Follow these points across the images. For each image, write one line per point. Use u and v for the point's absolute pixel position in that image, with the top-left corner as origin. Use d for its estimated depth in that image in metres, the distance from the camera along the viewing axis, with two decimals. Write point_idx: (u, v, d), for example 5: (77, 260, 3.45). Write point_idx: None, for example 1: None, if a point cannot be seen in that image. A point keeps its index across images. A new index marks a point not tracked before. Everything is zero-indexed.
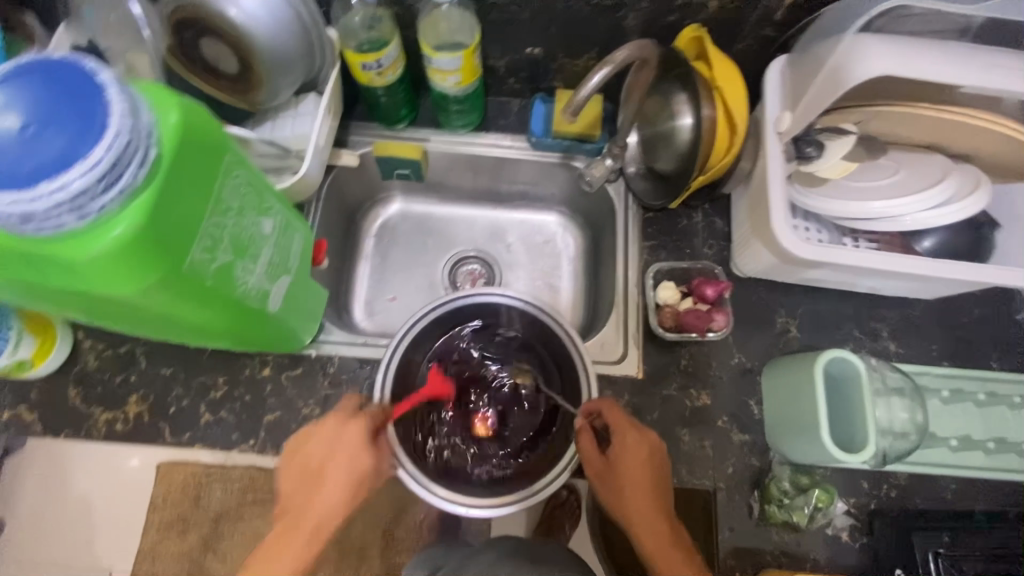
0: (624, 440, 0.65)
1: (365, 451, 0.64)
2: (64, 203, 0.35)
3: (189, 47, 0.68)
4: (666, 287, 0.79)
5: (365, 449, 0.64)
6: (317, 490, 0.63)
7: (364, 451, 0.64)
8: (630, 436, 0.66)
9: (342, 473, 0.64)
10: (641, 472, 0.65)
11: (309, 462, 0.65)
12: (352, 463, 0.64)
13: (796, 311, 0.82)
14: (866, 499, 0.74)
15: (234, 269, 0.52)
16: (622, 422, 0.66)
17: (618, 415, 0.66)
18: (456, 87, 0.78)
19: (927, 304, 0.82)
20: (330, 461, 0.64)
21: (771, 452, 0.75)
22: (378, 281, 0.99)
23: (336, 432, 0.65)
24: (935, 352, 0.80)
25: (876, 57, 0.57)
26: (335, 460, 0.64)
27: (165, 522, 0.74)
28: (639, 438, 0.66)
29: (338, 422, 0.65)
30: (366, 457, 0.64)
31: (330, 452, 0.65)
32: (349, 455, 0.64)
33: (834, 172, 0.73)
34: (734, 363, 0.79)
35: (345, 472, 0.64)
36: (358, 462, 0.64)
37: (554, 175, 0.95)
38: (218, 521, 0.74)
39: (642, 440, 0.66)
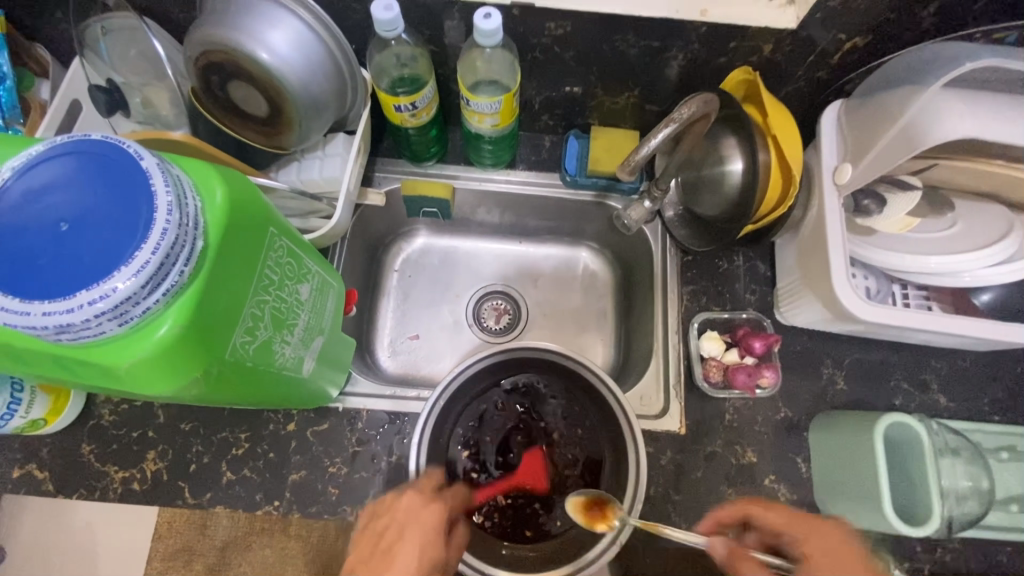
0: (818, 543, 0.56)
1: (440, 539, 0.55)
2: (105, 313, 0.31)
3: (214, 89, 0.64)
4: (709, 337, 0.76)
5: (440, 536, 0.56)
6: None
7: (438, 538, 0.55)
8: (823, 533, 0.57)
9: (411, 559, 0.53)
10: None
11: (380, 537, 0.56)
12: (423, 553, 0.54)
13: (842, 361, 0.79)
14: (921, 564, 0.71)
15: (272, 344, 0.48)
16: (795, 519, 0.59)
17: (780, 513, 0.59)
18: (492, 128, 0.75)
19: (975, 356, 0.79)
20: (405, 536, 0.55)
21: (822, 513, 0.72)
22: (400, 318, 0.95)
23: (421, 507, 0.57)
24: (985, 407, 0.78)
25: (955, 119, 0.53)
26: (408, 535, 0.55)
27: (169, 552, 0.87)
28: (829, 530, 0.57)
29: (420, 496, 0.58)
30: (440, 548, 0.55)
31: (401, 532, 0.55)
32: (421, 542, 0.54)
33: (895, 226, 0.69)
34: (780, 418, 0.76)
35: (419, 561, 0.53)
36: (432, 551, 0.54)
37: (586, 212, 0.92)
38: None
39: (838, 531, 0.57)
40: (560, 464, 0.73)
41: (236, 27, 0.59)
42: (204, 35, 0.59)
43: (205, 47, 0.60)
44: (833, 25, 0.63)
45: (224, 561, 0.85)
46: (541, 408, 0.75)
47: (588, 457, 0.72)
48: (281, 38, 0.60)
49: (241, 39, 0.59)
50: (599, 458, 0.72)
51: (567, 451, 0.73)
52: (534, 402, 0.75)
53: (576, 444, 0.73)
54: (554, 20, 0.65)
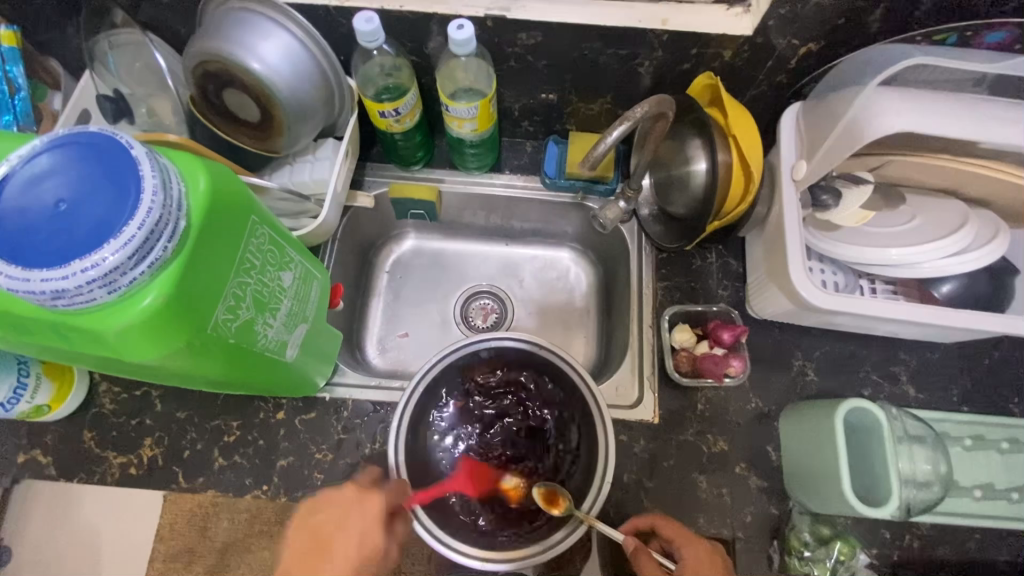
0: (693, 554, 0.61)
1: (379, 526, 0.62)
2: (96, 280, 0.35)
3: (211, 97, 0.69)
4: (680, 329, 0.79)
5: (381, 527, 0.62)
6: (321, 565, 0.59)
7: (378, 529, 0.61)
8: (697, 547, 0.62)
9: (352, 551, 0.60)
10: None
11: (321, 530, 0.61)
12: (363, 537, 0.61)
13: (812, 353, 0.81)
14: (890, 549, 0.72)
15: (255, 324, 0.52)
16: (682, 534, 0.63)
17: (671, 525, 0.64)
18: (472, 133, 0.79)
19: (944, 348, 0.81)
20: (341, 527, 0.61)
21: (791, 500, 0.74)
22: (390, 317, 0.99)
23: (347, 503, 0.63)
24: (954, 397, 0.79)
25: (892, 115, 0.58)
26: (345, 530, 0.61)
27: (171, 553, 0.71)
28: (707, 549, 0.62)
29: (355, 492, 0.63)
30: (378, 536, 0.61)
31: (341, 523, 0.62)
32: (361, 531, 0.61)
33: (851, 220, 0.72)
34: (751, 408, 0.78)
35: (360, 544, 0.60)
36: (370, 538, 0.61)
37: (567, 214, 0.96)
38: None
39: (710, 550, 0.62)
40: (537, 455, 0.76)
41: (230, 40, 0.64)
42: (201, 47, 0.65)
43: (202, 58, 0.65)
44: (785, 32, 0.67)
45: (224, 565, 0.71)
46: (522, 400, 0.78)
47: (564, 448, 0.75)
48: (272, 49, 0.65)
49: (234, 50, 0.64)
50: (574, 449, 0.74)
51: (543, 443, 0.77)
52: (514, 393, 0.78)
53: (553, 437, 0.77)
54: (525, 31, 0.70)
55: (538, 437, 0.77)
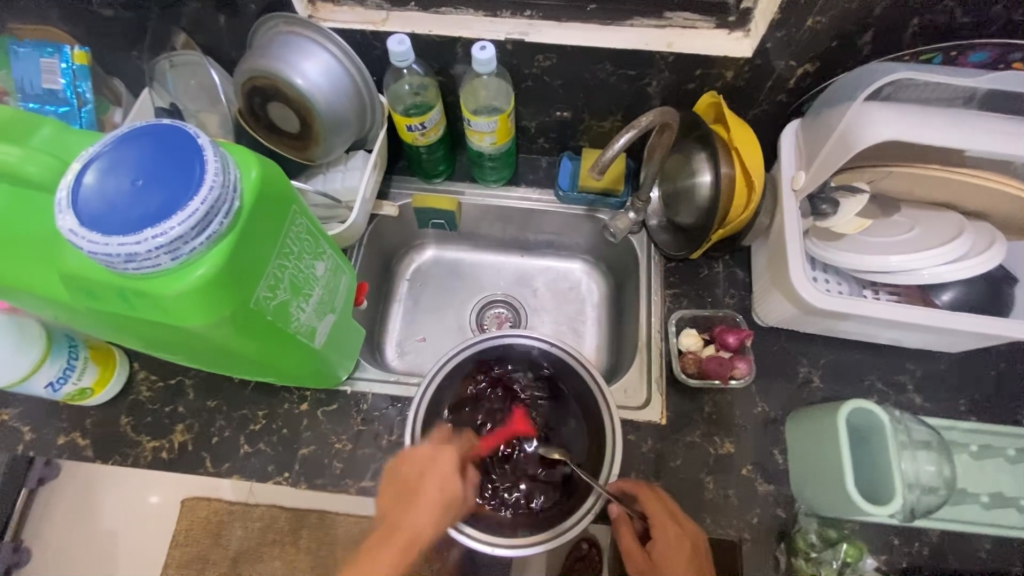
0: (662, 535, 0.67)
1: (457, 476, 0.64)
2: (163, 246, 0.41)
3: (257, 110, 0.77)
4: (688, 334, 0.82)
5: (458, 473, 0.65)
6: (408, 511, 0.62)
7: (456, 475, 0.64)
8: (670, 530, 0.67)
9: (434, 492, 0.63)
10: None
11: (406, 482, 0.64)
12: (445, 483, 0.64)
13: (819, 361, 0.83)
14: (898, 556, 0.72)
15: (290, 306, 0.57)
16: (660, 514, 0.68)
17: (655, 503, 0.69)
18: (491, 147, 0.85)
19: (951, 358, 0.82)
20: (431, 475, 0.64)
21: (796, 503, 0.75)
22: (409, 322, 1.04)
23: (436, 451, 0.66)
24: (962, 407, 0.80)
25: (879, 126, 0.62)
26: (426, 481, 0.64)
27: None
28: (678, 533, 0.67)
29: (431, 447, 0.66)
30: (457, 483, 0.64)
31: (423, 471, 0.64)
32: (443, 480, 0.64)
33: (850, 228, 0.75)
34: (757, 412, 0.80)
35: (441, 488, 0.63)
36: (452, 487, 0.64)
37: (580, 226, 1.00)
38: (236, 558, 1.15)
39: (681, 535, 0.67)
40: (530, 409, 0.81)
41: (277, 58, 0.71)
42: (251, 65, 0.72)
43: (251, 74, 0.73)
44: (783, 54, 0.72)
45: None
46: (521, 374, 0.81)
47: (567, 418, 0.80)
48: (314, 66, 0.72)
49: (281, 67, 0.71)
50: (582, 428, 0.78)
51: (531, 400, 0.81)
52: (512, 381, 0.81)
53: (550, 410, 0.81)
54: (542, 53, 0.77)
55: (533, 405, 0.81)
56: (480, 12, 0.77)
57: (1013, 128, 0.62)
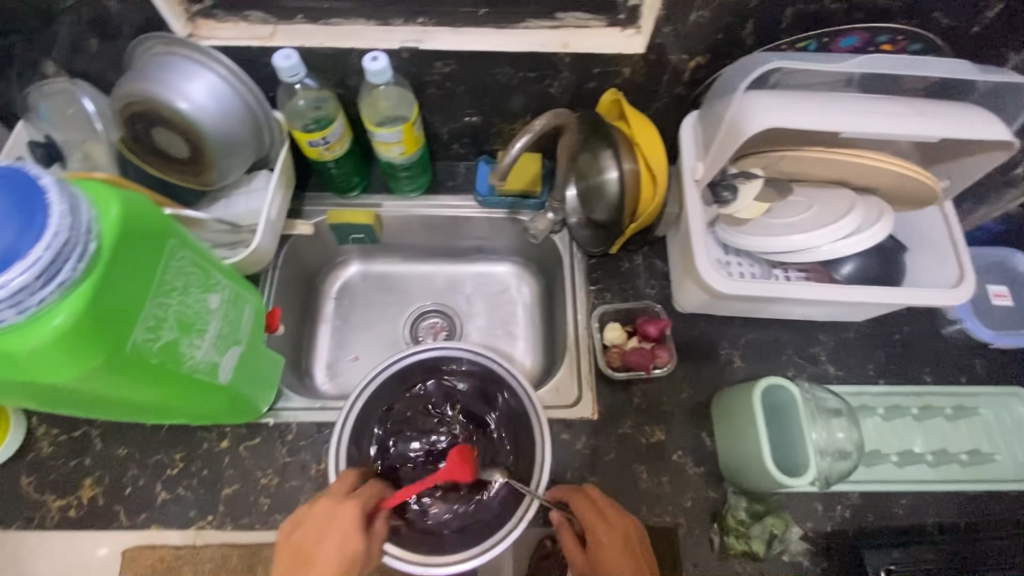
0: (600, 537, 0.66)
1: (358, 529, 0.60)
2: (3, 300, 0.38)
3: (142, 137, 0.72)
4: (611, 328, 0.84)
5: (359, 529, 0.60)
6: None
7: (356, 531, 0.60)
8: (603, 530, 0.66)
9: (332, 555, 0.59)
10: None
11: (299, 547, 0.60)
12: (342, 544, 0.59)
13: (738, 341, 0.86)
14: (823, 521, 0.76)
15: (180, 345, 0.54)
16: (592, 517, 0.67)
17: (588, 506, 0.68)
18: (400, 156, 0.83)
19: (858, 326, 0.87)
20: (329, 539, 0.60)
21: (726, 483, 0.77)
22: (339, 341, 1.01)
23: (333, 508, 0.61)
24: (871, 371, 0.84)
25: (761, 114, 0.64)
26: (324, 544, 0.59)
27: None
28: (613, 533, 0.66)
29: (331, 500, 0.62)
30: (357, 539, 0.60)
31: (321, 536, 0.60)
32: (341, 537, 0.60)
33: (750, 213, 0.78)
34: (684, 398, 0.82)
35: (339, 552, 0.59)
36: (352, 544, 0.59)
37: (504, 229, 1.00)
38: None
39: (616, 534, 0.66)
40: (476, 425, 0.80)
41: (155, 81, 0.67)
42: (127, 90, 0.68)
43: (128, 100, 0.68)
44: (673, 48, 0.74)
45: None
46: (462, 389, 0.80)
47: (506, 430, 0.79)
48: (198, 89, 0.69)
49: (160, 90, 0.67)
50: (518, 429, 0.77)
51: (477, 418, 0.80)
52: (442, 388, 0.80)
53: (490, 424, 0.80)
54: (439, 60, 0.76)
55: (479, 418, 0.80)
56: (371, 21, 0.75)
57: (884, 109, 0.65)
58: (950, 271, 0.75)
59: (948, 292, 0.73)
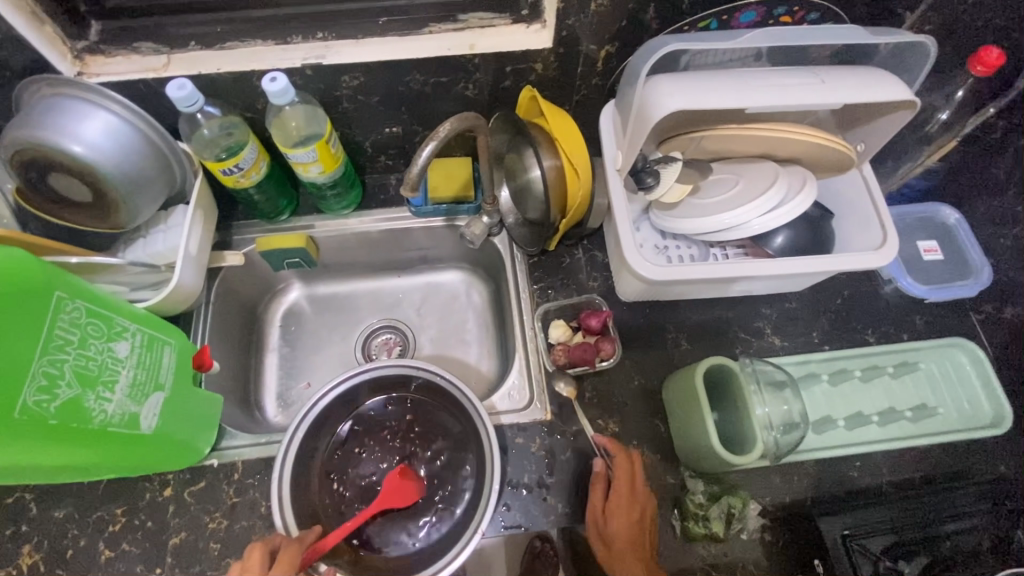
0: (620, 502, 0.72)
1: None
2: None
3: (39, 186, 0.68)
4: (556, 326, 0.83)
5: None
6: None
7: None
8: (625, 497, 0.72)
9: None
10: (637, 561, 0.69)
11: None
12: None
13: (684, 324, 0.86)
14: (781, 493, 0.76)
15: (83, 401, 0.51)
16: (624, 482, 0.73)
17: (626, 472, 0.74)
18: (321, 176, 0.81)
19: (799, 296, 0.87)
20: None
21: (683, 468, 0.77)
22: (289, 370, 0.98)
23: None
24: (815, 338, 0.85)
25: (666, 97, 0.64)
26: None
27: None
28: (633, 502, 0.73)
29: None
30: None
31: None
32: None
33: (675, 196, 0.78)
34: (635, 387, 0.82)
35: None
36: None
37: (444, 237, 0.99)
38: None
39: (635, 505, 0.72)
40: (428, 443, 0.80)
41: (42, 126, 0.64)
42: (13, 137, 0.64)
43: (16, 147, 0.64)
44: (580, 40, 0.73)
45: None
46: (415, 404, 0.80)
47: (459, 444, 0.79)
48: (92, 130, 0.65)
49: (49, 135, 0.64)
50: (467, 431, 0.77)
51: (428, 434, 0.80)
52: (389, 409, 0.80)
53: (443, 439, 0.80)
54: (346, 74, 0.74)
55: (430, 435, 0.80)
56: (270, 41, 0.73)
57: (788, 80, 0.66)
58: (875, 233, 0.76)
59: (875, 254, 0.73)
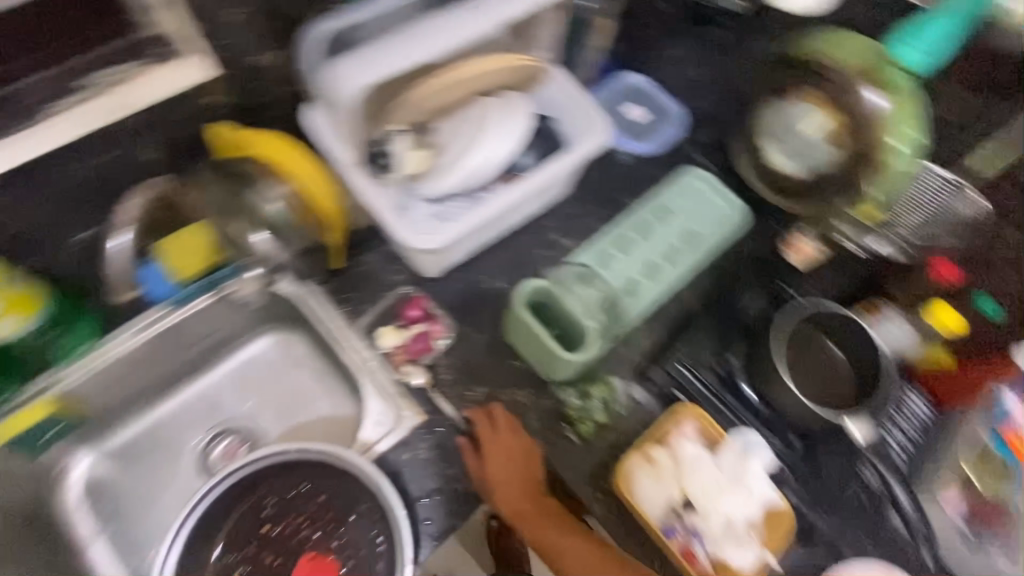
0: (500, 454, 0.73)
1: None
2: None
3: None
4: (384, 333, 0.81)
5: None
6: None
7: None
8: (500, 448, 0.73)
9: None
10: (519, 492, 0.71)
11: None
12: None
13: (492, 269, 0.89)
14: (636, 357, 0.84)
15: None
16: (493, 436, 0.74)
17: (490, 429, 0.74)
18: (24, 325, 0.71)
19: (569, 194, 0.96)
20: None
21: (554, 387, 0.80)
22: (125, 547, 0.80)
23: None
24: (597, 222, 0.94)
25: (342, 75, 0.64)
26: None
27: None
28: (510, 448, 0.74)
29: None
30: None
31: None
32: None
33: (416, 163, 0.78)
34: (479, 346, 0.83)
35: None
36: None
37: (223, 315, 0.84)
38: None
39: (512, 452, 0.73)
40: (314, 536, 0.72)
41: None
42: None
43: None
44: None
45: None
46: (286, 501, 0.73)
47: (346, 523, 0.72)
48: None
49: None
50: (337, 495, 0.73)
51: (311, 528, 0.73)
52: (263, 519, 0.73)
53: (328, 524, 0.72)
54: None
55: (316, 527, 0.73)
56: None
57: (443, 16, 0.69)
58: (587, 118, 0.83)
59: (593, 136, 0.82)
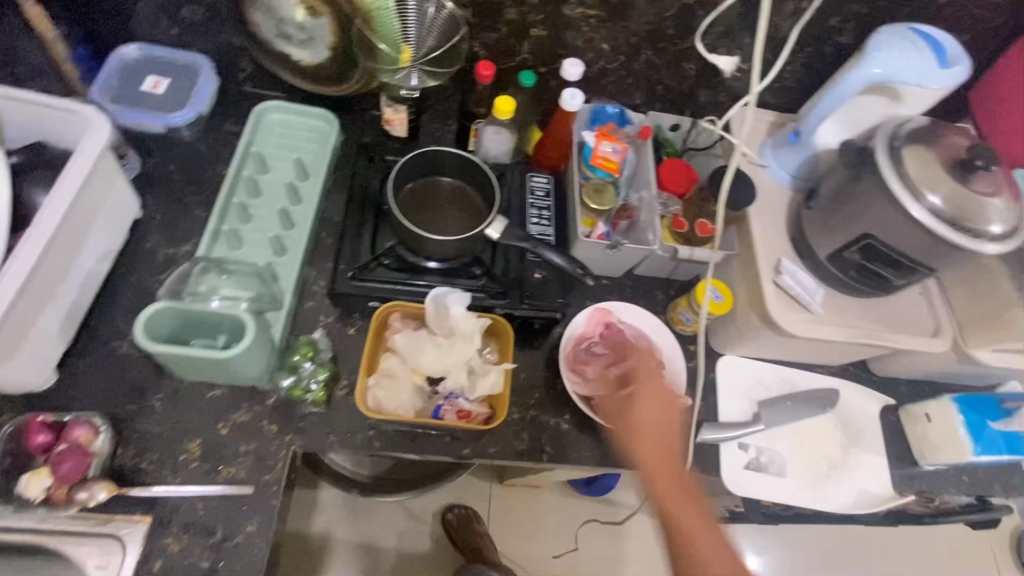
0: (648, 416, 0.71)
1: None
2: None
3: None
4: (25, 482, 0.62)
5: None
6: None
7: None
8: (647, 406, 0.72)
9: None
10: None
11: None
12: None
13: (117, 330, 0.74)
14: (322, 302, 0.81)
15: None
16: (648, 392, 0.74)
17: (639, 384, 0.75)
18: None
19: (150, 204, 0.82)
20: None
21: (264, 386, 0.73)
22: None
23: None
24: (199, 210, 0.83)
25: None
26: None
27: None
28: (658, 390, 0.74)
29: None
30: None
31: None
32: None
33: None
34: (158, 409, 0.71)
35: None
36: None
37: None
38: None
39: (661, 400, 0.73)
40: None
41: None
42: None
43: None
44: None
45: None
46: None
47: None
48: None
49: None
50: None
51: None
52: None
53: None
54: None
55: None
56: None
57: None
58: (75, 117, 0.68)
59: (92, 124, 0.68)
